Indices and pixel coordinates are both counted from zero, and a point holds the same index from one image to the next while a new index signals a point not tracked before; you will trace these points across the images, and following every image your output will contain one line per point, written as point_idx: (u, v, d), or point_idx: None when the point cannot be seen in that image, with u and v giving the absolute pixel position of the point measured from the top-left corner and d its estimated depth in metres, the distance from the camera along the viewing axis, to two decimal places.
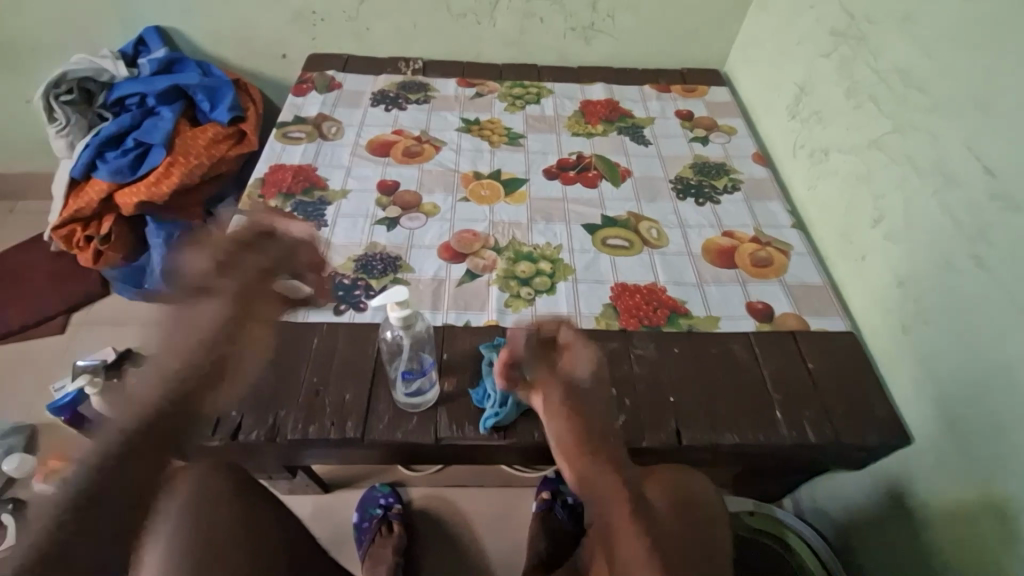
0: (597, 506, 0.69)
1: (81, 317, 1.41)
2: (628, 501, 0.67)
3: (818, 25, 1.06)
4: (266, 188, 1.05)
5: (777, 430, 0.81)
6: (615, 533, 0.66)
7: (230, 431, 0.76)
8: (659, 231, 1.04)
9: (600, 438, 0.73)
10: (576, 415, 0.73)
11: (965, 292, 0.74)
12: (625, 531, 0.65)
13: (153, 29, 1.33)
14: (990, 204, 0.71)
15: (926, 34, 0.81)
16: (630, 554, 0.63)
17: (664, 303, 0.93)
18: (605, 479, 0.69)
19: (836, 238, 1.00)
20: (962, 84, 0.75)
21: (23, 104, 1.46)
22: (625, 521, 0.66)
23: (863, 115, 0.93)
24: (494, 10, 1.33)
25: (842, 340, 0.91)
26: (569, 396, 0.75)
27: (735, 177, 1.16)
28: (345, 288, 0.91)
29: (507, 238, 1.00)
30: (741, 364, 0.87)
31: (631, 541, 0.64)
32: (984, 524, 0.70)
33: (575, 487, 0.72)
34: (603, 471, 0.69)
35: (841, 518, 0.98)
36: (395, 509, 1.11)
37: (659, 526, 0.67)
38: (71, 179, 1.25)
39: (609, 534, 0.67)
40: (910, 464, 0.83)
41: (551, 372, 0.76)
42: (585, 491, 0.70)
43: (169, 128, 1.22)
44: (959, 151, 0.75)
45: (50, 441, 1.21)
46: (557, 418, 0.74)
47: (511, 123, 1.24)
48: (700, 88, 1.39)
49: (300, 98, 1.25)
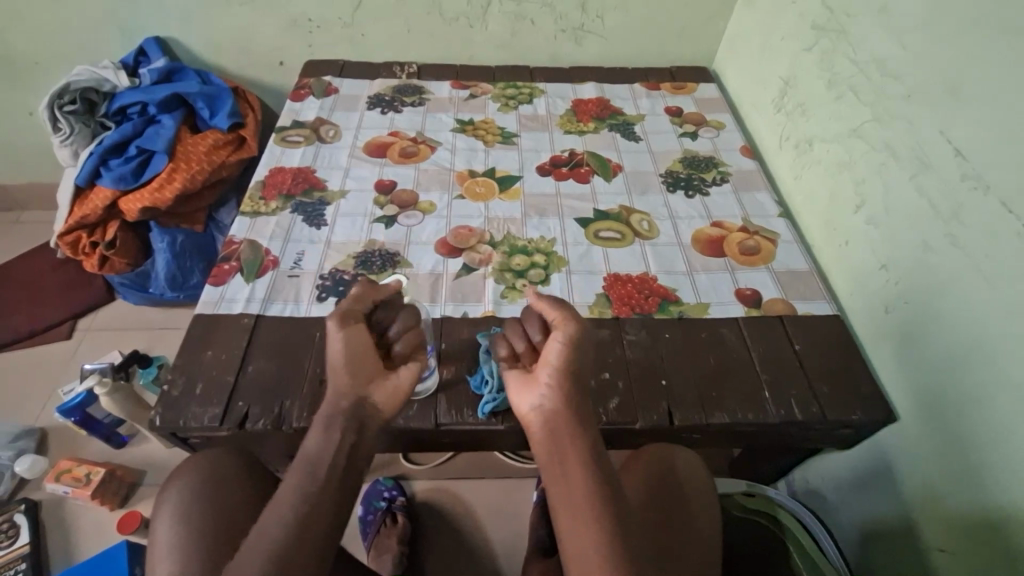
0: (552, 460, 0.64)
1: (87, 323, 1.44)
2: (597, 478, 0.62)
3: (801, 20, 1.09)
4: (267, 190, 1.08)
5: (766, 409, 0.83)
6: (574, 505, 0.61)
7: (238, 420, 0.79)
8: (649, 223, 1.07)
9: (585, 412, 0.66)
10: (571, 372, 0.67)
11: (941, 270, 0.77)
12: (585, 506, 0.60)
13: (153, 39, 1.37)
14: (962, 185, 0.74)
15: (899, 25, 0.84)
16: (583, 532, 0.59)
17: (656, 292, 0.96)
18: (577, 442, 0.64)
19: (821, 225, 1.03)
20: (935, 71, 0.78)
21: (28, 116, 1.50)
22: (585, 493, 0.61)
23: (844, 106, 0.96)
24: (486, 14, 1.37)
25: (828, 322, 0.93)
26: (577, 351, 0.68)
27: (723, 169, 1.19)
28: (345, 284, 0.93)
29: (503, 233, 1.03)
30: (731, 347, 0.90)
31: (580, 505, 0.60)
32: (969, 493, 0.73)
33: (533, 431, 0.67)
34: (576, 432, 0.64)
35: (833, 496, 1.01)
36: (400, 501, 1.14)
37: (630, 518, 0.61)
38: (76, 186, 1.28)
39: (560, 503, 0.62)
40: (896, 439, 0.85)
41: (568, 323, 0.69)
42: (546, 441, 0.65)
43: (171, 135, 1.25)
44: (933, 136, 0.79)
45: (60, 443, 1.24)
46: (551, 362, 0.68)
47: (504, 123, 1.27)
48: (689, 85, 1.42)
49: (298, 103, 1.28)
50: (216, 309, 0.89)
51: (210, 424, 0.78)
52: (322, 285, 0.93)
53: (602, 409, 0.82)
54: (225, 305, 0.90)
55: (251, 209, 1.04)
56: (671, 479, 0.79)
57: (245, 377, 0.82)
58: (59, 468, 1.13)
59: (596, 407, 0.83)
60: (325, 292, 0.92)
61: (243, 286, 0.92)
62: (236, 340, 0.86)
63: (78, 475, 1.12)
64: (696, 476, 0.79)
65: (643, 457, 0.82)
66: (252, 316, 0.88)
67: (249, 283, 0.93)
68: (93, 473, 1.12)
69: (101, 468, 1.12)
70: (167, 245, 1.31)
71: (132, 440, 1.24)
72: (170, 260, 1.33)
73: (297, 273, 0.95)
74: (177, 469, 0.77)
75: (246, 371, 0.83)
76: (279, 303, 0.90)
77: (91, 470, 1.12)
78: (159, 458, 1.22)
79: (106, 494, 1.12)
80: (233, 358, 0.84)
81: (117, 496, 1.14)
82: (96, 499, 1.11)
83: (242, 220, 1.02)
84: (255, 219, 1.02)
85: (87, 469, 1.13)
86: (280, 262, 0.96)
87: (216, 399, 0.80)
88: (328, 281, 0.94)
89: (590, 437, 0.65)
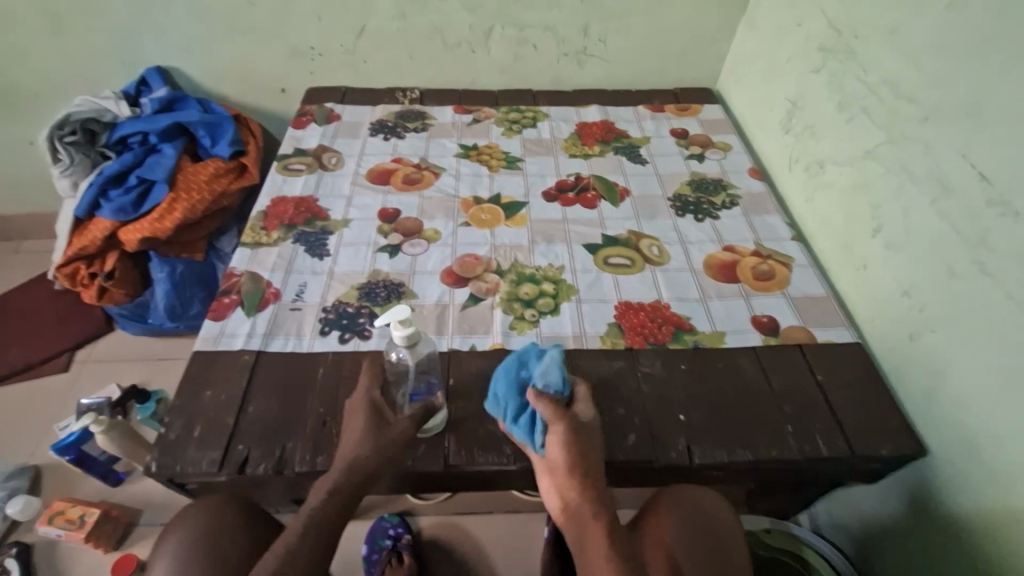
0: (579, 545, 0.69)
1: (85, 355, 1.41)
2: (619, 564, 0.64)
3: (807, 42, 1.08)
4: (268, 220, 1.05)
5: (789, 445, 0.80)
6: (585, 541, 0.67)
7: (237, 465, 0.75)
8: (660, 248, 1.05)
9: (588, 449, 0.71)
10: (578, 463, 0.69)
11: (969, 298, 0.74)
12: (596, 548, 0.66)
13: (154, 68, 1.36)
14: (988, 211, 0.71)
15: (913, 46, 0.83)
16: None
17: (669, 320, 0.93)
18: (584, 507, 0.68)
19: (837, 248, 1.00)
20: (952, 93, 0.76)
21: (28, 146, 1.49)
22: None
23: (856, 128, 0.94)
24: (488, 40, 1.37)
25: (849, 350, 0.90)
26: (573, 433, 0.70)
27: (733, 192, 1.17)
28: (349, 317, 0.91)
29: (510, 261, 1.01)
30: (749, 378, 0.86)
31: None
32: (1008, 536, 0.69)
33: (561, 526, 0.72)
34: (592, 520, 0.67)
35: (858, 531, 0.96)
36: (406, 539, 1.09)
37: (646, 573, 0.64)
38: (75, 218, 1.26)
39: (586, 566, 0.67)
40: (924, 475, 0.81)
41: (566, 415, 0.71)
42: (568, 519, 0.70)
43: (171, 164, 1.24)
44: (953, 160, 0.76)
45: (54, 482, 1.20)
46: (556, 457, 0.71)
47: (509, 147, 1.26)
48: (693, 107, 1.41)
49: (299, 131, 1.27)
50: (216, 345, 0.86)
51: (208, 469, 0.74)
52: (324, 318, 0.91)
53: (619, 448, 0.79)
54: (225, 341, 0.87)
55: (251, 240, 1.02)
56: (683, 507, 0.78)
57: (245, 417, 0.79)
58: (53, 510, 1.09)
59: (612, 445, 0.79)
60: (328, 326, 0.90)
61: (244, 320, 0.90)
62: (237, 378, 0.83)
63: (72, 517, 1.08)
64: (717, 501, 0.79)
65: (662, 504, 0.80)
66: (252, 353, 0.85)
67: (249, 317, 0.90)
68: (88, 514, 1.08)
69: (96, 509, 1.08)
70: (167, 275, 1.29)
71: (129, 477, 1.20)
72: (169, 290, 1.31)
73: (299, 306, 0.92)
74: (173, 520, 0.73)
75: (246, 411, 0.80)
76: (280, 339, 0.88)
77: (85, 511, 1.08)
78: (156, 497, 1.18)
79: (100, 536, 1.08)
80: (233, 398, 0.81)
81: (112, 538, 1.10)
82: (90, 542, 1.07)
83: (243, 252, 1.00)
84: (256, 249, 1.00)
85: (81, 510, 1.08)
86: (281, 294, 0.93)
87: (215, 442, 0.77)
88: (331, 314, 0.91)
89: (610, 525, 0.67)
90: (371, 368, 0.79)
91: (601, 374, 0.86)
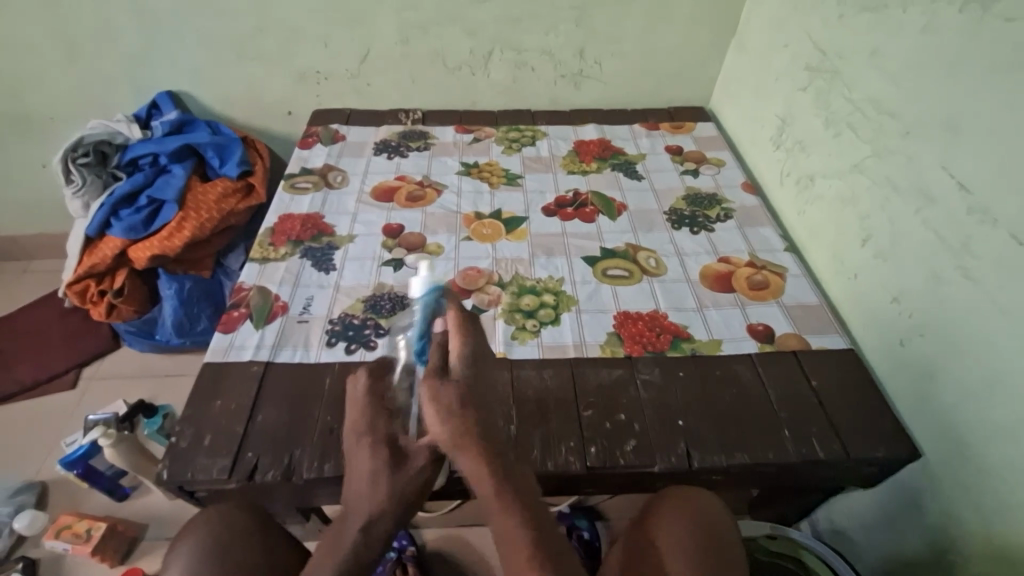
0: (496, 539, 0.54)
1: (92, 372, 1.43)
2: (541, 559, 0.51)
3: (794, 62, 1.12)
4: (276, 236, 1.09)
5: (786, 449, 0.81)
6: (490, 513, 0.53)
7: (247, 473, 0.77)
8: (656, 260, 1.08)
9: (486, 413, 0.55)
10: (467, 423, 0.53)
11: (954, 303, 0.77)
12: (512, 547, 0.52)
13: (166, 93, 1.41)
14: (968, 218, 0.74)
15: (893, 65, 0.87)
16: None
17: (667, 329, 0.95)
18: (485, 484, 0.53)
19: (828, 259, 1.03)
20: (930, 109, 0.80)
21: (41, 168, 1.53)
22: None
23: (843, 143, 0.98)
24: (488, 63, 1.42)
25: (842, 356, 0.93)
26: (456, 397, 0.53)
27: (727, 206, 1.21)
28: (355, 329, 0.93)
29: (511, 273, 1.04)
30: (747, 385, 0.88)
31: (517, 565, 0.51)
32: (1002, 534, 0.70)
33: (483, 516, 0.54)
34: (504, 510, 0.52)
35: (859, 537, 0.97)
36: (410, 551, 1.10)
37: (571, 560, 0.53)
38: (86, 237, 1.29)
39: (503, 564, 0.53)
40: (919, 478, 0.83)
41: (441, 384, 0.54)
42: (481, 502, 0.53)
43: (181, 184, 1.28)
44: (934, 170, 0.80)
45: (61, 497, 1.21)
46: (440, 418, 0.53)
47: (508, 165, 1.30)
48: (687, 125, 1.45)
49: (306, 151, 1.31)
50: (226, 356, 0.89)
51: (219, 476, 0.76)
52: (331, 330, 0.93)
53: (619, 452, 0.80)
54: (235, 352, 0.89)
55: (260, 255, 1.05)
56: (686, 503, 0.75)
57: (254, 426, 0.81)
58: (59, 524, 1.10)
59: (613, 450, 0.81)
60: (334, 338, 0.92)
61: (253, 332, 0.92)
62: (247, 388, 0.85)
63: (78, 530, 1.08)
64: (719, 502, 0.76)
65: (665, 500, 0.77)
66: (261, 364, 0.88)
67: (258, 329, 0.93)
68: (94, 528, 1.08)
69: (102, 523, 1.09)
70: (175, 292, 1.31)
71: (134, 492, 1.21)
72: (178, 306, 1.33)
73: (306, 318, 0.95)
74: (184, 528, 0.73)
75: (255, 420, 0.82)
76: (288, 350, 0.90)
77: (91, 526, 1.09)
78: (162, 511, 1.19)
79: (106, 551, 1.08)
80: (243, 408, 0.83)
81: (118, 553, 1.10)
82: (96, 556, 1.07)
83: (251, 267, 1.03)
84: (264, 264, 1.03)
85: (87, 524, 1.09)
86: (289, 308, 0.96)
87: (225, 451, 0.78)
88: (338, 326, 0.94)
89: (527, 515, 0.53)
90: (368, 393, 0.58)
91: (601, 382, 0.88)
